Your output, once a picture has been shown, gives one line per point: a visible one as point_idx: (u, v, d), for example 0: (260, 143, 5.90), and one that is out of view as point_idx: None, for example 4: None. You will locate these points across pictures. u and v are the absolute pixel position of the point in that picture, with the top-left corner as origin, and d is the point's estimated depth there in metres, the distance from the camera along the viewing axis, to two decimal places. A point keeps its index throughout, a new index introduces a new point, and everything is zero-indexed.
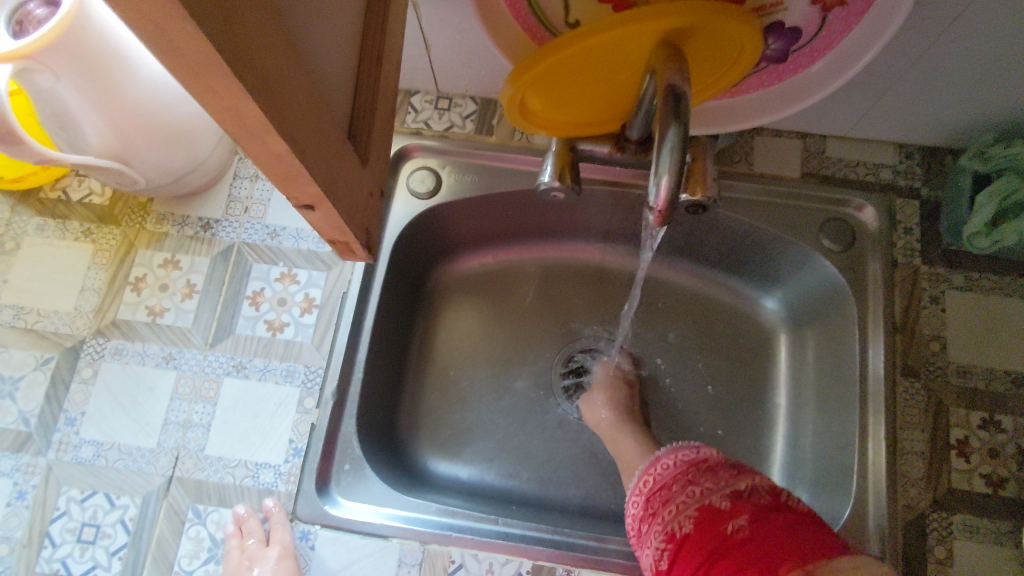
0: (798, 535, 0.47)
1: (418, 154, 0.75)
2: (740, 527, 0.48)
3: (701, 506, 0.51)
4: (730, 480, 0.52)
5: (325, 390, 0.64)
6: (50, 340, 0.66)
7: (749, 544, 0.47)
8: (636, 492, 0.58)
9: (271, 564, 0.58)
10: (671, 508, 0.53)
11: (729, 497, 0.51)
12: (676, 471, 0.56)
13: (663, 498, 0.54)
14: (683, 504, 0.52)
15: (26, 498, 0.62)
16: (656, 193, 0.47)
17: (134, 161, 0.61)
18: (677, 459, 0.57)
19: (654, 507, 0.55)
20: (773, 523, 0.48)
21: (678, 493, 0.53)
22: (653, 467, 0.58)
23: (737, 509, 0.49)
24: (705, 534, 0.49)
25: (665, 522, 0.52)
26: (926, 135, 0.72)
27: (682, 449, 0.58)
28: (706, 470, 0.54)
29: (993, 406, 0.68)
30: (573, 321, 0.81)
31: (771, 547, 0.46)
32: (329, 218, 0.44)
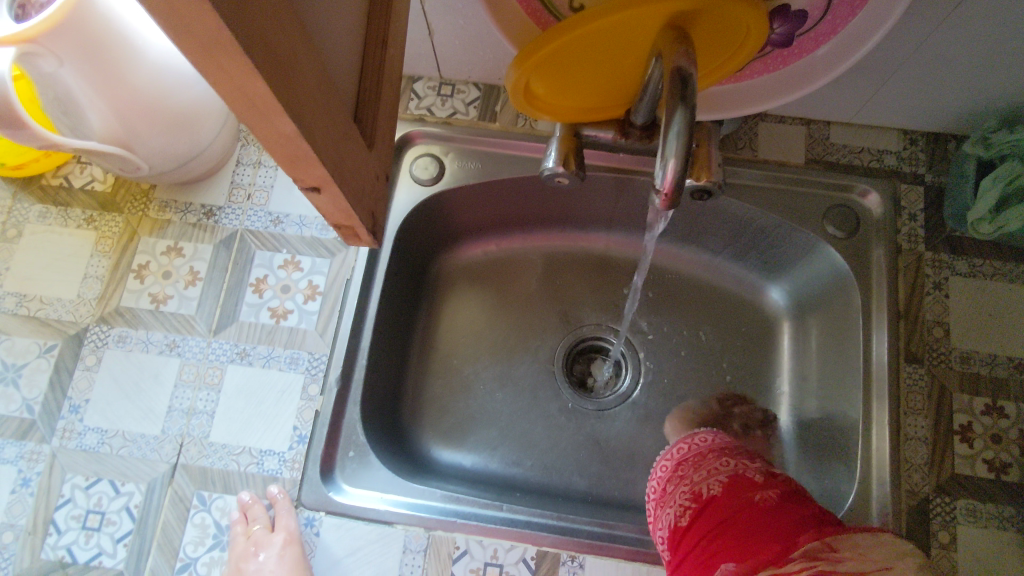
0: (823, 514, 0.47)
1: (421, 140, 0.75)
2: (767, 496, 0.49)
3: (732, 474, 0.52)
4: (765, 462, 0.53)
5: (330, 376, 0.64)
6: (53, 327, 0.66)
7: (772, 509, 0.47)
8: (667, 458, 0.59)
9: (276, 550, 0.59)
10: (701, 471, 0.54)
11: (761, 473, 0.51)
12: (715, 446, 0.57)
13: (696, 463, 0.55)
14: (716, 469, 0.53)
15: (30, 485, 0.62)
16: (662, 176, 0.47)
17: (138, 149, 0.61)
18: (716, 438, 0.58)
19: (684, 470, 0.56)
20: (799, 502, 0.48)
21: (712, 461, 0.55)
22: (688, 439, 0.60)
23: (766, 483, 0.50)
24: (731, 496, 0.50)
25: (692, 483, 0.53)
26: (930, 121, 0.72)
27: (723, 434, 0.59)
28: (746, 452, 0.55)
29: (996, 392, 0.68)
30: (576, 308, 0.81)
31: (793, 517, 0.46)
32: (335, 201, 0.43)
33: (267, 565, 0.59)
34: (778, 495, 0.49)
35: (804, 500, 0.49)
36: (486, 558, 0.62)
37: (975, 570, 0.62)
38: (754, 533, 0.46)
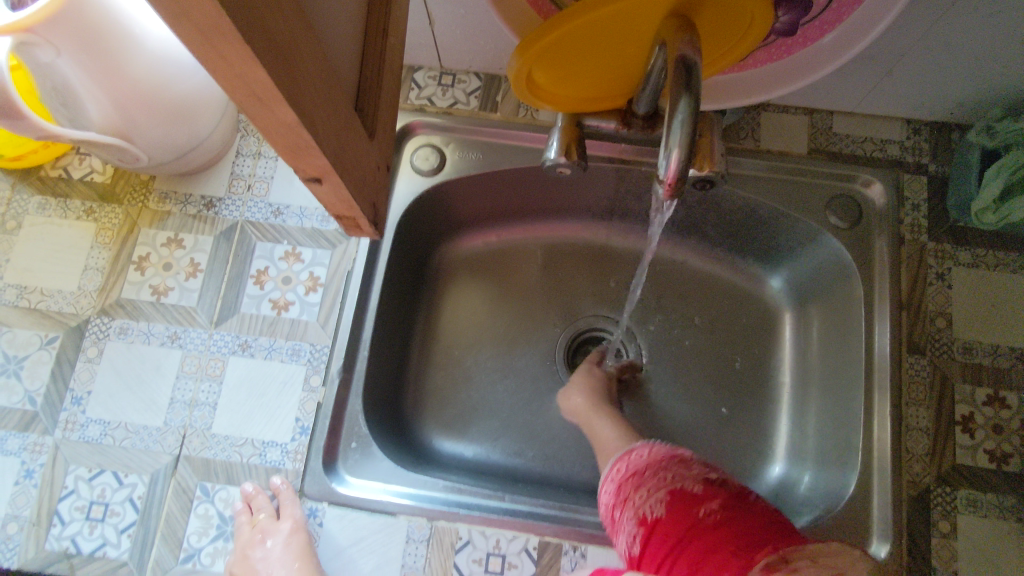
0: (767, 522, 0.48)
1: (422, 131, 0.74)
2: (712, 510, 0.49)
3: (673, 490, 0.52)
4: (699, 469, 0.54)
5: (332, 367, 0.65)
6: (54, 319, 0.66)
7: (721, 525, 0.48)
8: (607, 480, 0.58)
9: (283, 537, 0.59)
10: (641, 492, 0.53)
11: (701, 482, 0.52)
12: (647, 459, 0.56)
13: (635, 482, 0.54)
14: (654, 488, 0.53)
15: (34, 477, 0.62)
16: (666, 165, 0.47)
17: (137, 139, 0.60)
18: (649, 449, 0.58)
19: (626, 491, 0.55)
20: (744, 509, 0.49)
21: (649, 478, 0.54)
22: (624, 456, 0.58)
23: (708, 494, 0.50)
24: (678, 517, 0.50)
25: (636, 506, 0.53)
26: (934, 110, 0.71)
27: (656, 443, 0.59)
28: (679, 460, 0.55)
29: (998, 382, 0.68)
30: (578, 300, 0.80)
31: (743, 529, 0.47)
32: (336, 192, 0.43)
33: (273, 553, 0.58)
34: (722, 508, 0.49)
35: (749, 507, 0.49)
36: (489, 548, 0.61)
37: (975, 559, 0.63)
38: (708, 552, 0.46)
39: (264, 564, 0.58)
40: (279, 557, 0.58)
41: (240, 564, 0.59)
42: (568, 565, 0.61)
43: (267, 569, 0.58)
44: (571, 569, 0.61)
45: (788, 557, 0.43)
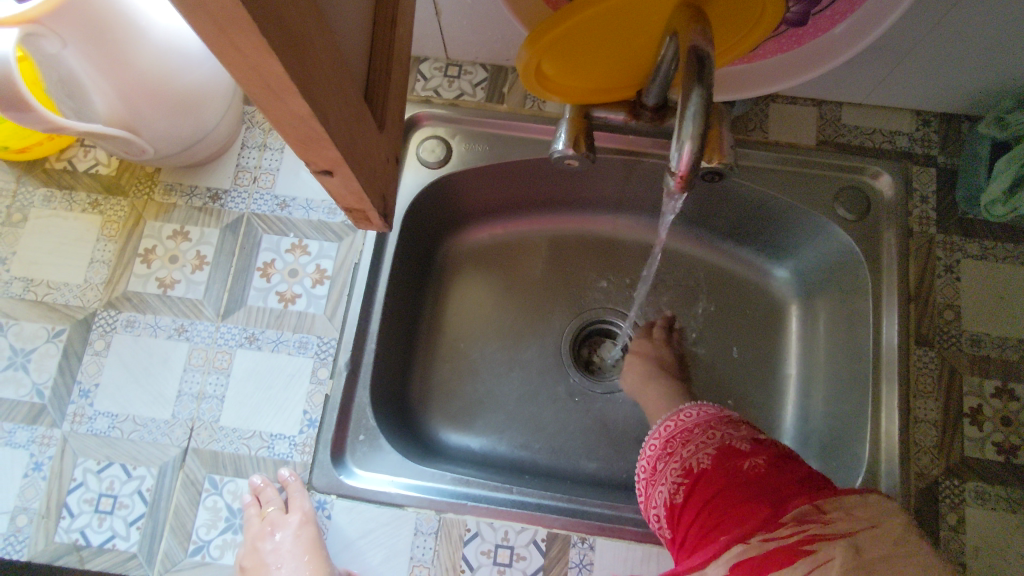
0: (810, 476, 0.49)
1: (427, 122, 0.74)
2: (756, 463, 0.50)
3: (722, 445, 0.54)
4: (748, 428, 0.56)
5: (339, 359, 0.64)
6: (61, 312, 0.66)
7: (762, 475, 0.49)
8: (655, 436, 0.61)
9: (292, 530, 0.59)
10: (690, 447, 0.56)
11: (749, 440, 0.53)
12: (699, 419, 0.59)
13: (684, 439, 0.57)
14: (702, 443, 0.55)
15: (42, 469, 0.62)
16: (678, 158, 0.47)
17: (143, 131, 0.60)
18: (699, 411, 0.60)
19: (672, 447, 0.57)
20: (787, 465, 0.50)
21: (699, 435, 0.56)
22: (675, 416, 0.61)
23: (754, 449, 0.52)
24: (722, 467, 0.51)
25: (682, 458, 0.55)
26: (943, 102, 0.71)
27: (707, 406, 0.61)
28: (728, 421, 0.57)
29: (1007, 375, 0.68)
30: (584, 292, 0.80)
31: (783, 481, 0.48)
32: (347, 184, 0.43)
33: (283, 545, 0.59)
34: (767, 462, 0.51)
35: (791, 463, 0.51)
36: (497, 541, 0.61)
37: (983, 551, 0.63)
38: (745, 499, 0.48)
39: (275, 556, 0.59)
40: (289, 549, 0.59)
41: (251, 557, 0.60)
42: (576, 558, 0.61)
43: (278, 561, 0.59)
44: (578, 562, 0.61)
45: (822, 508, 0.45)
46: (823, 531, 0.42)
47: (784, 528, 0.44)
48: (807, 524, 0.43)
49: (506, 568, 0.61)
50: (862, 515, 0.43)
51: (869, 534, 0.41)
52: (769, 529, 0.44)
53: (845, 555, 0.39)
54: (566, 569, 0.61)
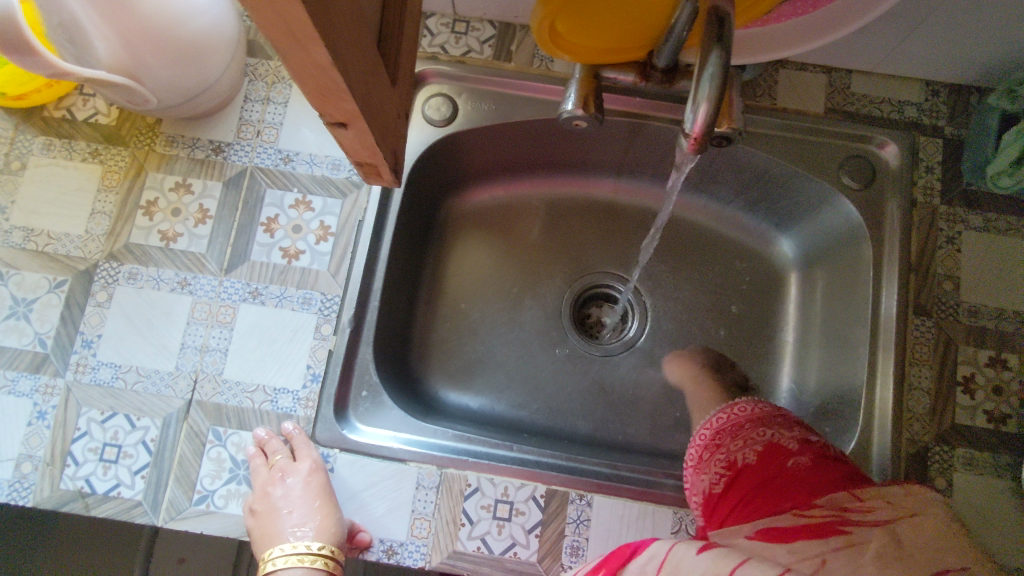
0: (856, 476, 0.50)
1: (434, 80, 0.72)
2: (801, 462, 0.52)
3: (769, 442, 0.55)
4: (800, 424, 0.56)
5: (343, 316, 0.66)
6: (62, 263, 0.66)
7: (805, 474, 0.51)
8: (705, 426, 0.62)
9: (303, 476, 0.61)
10: (737, 440, 0.56)
11: (799, 440, 0.54)
12: (749, 413, 0.60)
13: (733, 433, 0.58)
14: (751, 439, 0.56)
15: (46, 418, 0.62)
16: (693, 120, 0.47)
17: (145, 79, 0.59)
18: (756, 407, 0.60)
19: (721, 439, 0.58)
20: (831, 469, 0.51)
21: (749, 431, 0.57)
22: (728, 407, 0.62)
23: (802, 451, 0.53)
24: (767, 463, 0.53)
25: (728, 451, 0.56)
26: (955, 71, 0.71)
27: (764, 402, 0.62)
28: (779, 419, 0.58)
29: (1001, 345, 0.68)
30: (585, 257, 0.81)
31: (824, 486, 0.49)
32: (361, 137, 0.43)
33: (293, 491, 0.60)
34: (813, 461, 0.52)
35: (839, 461, 0.52)
36: (497, 496, 0.62)
37: (969, 515, 0.63)
38: (789, 493, 0.49)
39: (285, 501, 0.60)
40: (299, 495, 0.60)
41: (261, 501, 0.61)
42: (574, 513, 0.62)
43: (288, 506, 0.60)
44: (576, 518, 0.62)
45: (862, 500, 0.47)
46: (859, 518, 0.46)
47: (819, 509, 0.47)
48: (842, 510, 0.47)
49: (504, 522, 0.62)
50: (898, 504, 0.47)
51: (905, 522, 0.45)
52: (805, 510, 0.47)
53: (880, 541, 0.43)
54: (563, 525, 0.62)
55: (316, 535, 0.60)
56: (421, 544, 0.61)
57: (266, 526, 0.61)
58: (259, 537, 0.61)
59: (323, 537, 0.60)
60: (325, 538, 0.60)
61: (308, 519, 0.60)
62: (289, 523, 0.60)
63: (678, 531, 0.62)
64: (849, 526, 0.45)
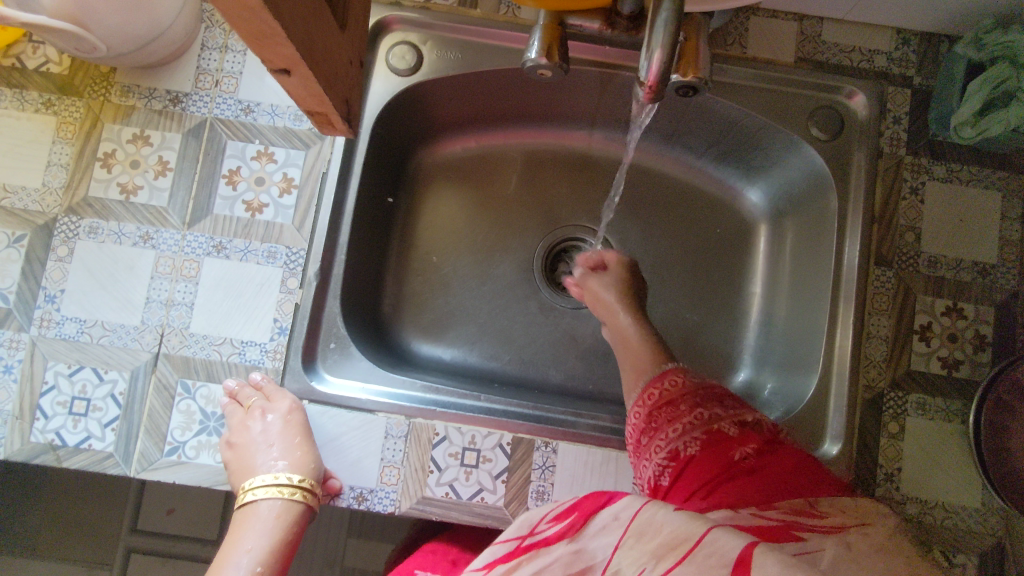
0: (799, 464, 0.53)
1: (397, 27, 0.70)
2: (746, 453, 0.54)
3: (709, 429, 0.57)
4: (733, 408, 0.59)
5: (309, 270, 0.66)
6: (19, 217, 0.64)
7: (752, 464, 0.53)
8: (639, 404, 0.63)
9: (282, 414, 0.62)
10: (676, 426, 0.58)
11: (737, 425, 0.57)
12: (685, 393, 0.61)
13: (669, 416, 0.59)
14: (689, 425, 0.58)
15: (13, 372, 0.62)
16: (647, 67, 0.46)
17: (92, 26, 0.56)
18: (686, 380, 0.62)
19: (658, 423, 0.60)
20: (776, 456, 0.54)
21: (686, 413, 0.59)
22: (658, 381, 0.63)
23: (742, 437, 0.56)
24: (712, 454, 0.55)
25: (668, 439, 0.57)
26: (925, 18, 0.70)
27: (691, 373, 0.63)
28: (715, 398, 0.60)
29: (958, 294, 0.69)
30: (557, 210, 0.81)
31: (773, 472, 0.52)
32: (307, 85, 0.42)
33: (273, 427, 0.62)
34: (757, 450, 0.54)
35: (780, 450, 0.55)
36: (465, 444, 0.64)
37: (919, 457, 0.66)
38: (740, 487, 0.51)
39: (264, 437, 0.61)
40: (279, 431, 0.62)
41: (238, 435, 0.62)
42: (539, 460, 0.64)
43: (267, 441, 0.61)
44: (541, 464, 0.64)
45: (814, 503, 0.48)
46: (815, 523, 0.45)
47: (775, 511, 0.46)
48: (799, 513, 0.46)
49: (472, 469, 0.63)
50: (854, 514, 0.46)
51: (861, 532, 0.43)
52: (763, 507, 0.47)
53: (835, 548, 0.41)
54: (529, 471, 0.64)
55: (294, 469, 0.61)
56: (390, 491, 0.62)
57: (244, 460, 0.63)
58: (238, 470, 0.62)
59: (302, 471, 0.61)
60: (303, 473, 0.61)
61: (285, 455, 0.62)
62: (267, 458, 0.62)
63: None
64: (804, 531, 0.43)
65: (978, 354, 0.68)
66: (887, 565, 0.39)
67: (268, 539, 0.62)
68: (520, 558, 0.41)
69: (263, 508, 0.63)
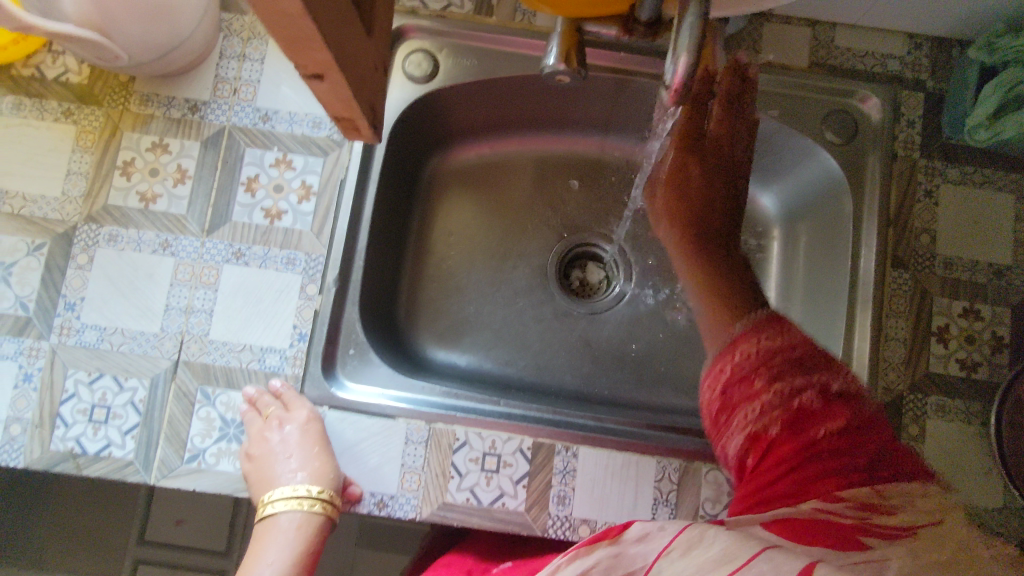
0: (881, 448, 0.46)
1: (414, 35, 0.71)
2: (829, 435, 0.46)
3: (792, 409, 0.48)
4: (818, 370, 0.50)
5: (328, 276, 0.66)
6: (39, 226, 0.65)
7: (833, 446, 0.46)
8: (711, 377, 0.53)
9: (299, 424, 0.62)
10: (754, 406, 0.49)
11: (821, 397, 0.48)
12: (760, 361, 0.51)
13: (745, 392, 0.50)
14: (768, 405, 0.48)
15: (33, 380, 0.62)
16: (672, 72, 0.47)
17: (114, 36, 0.57)
18: (761, 347, 0.52)
19: (733, 398, 0.51)
20: (859, 436, 0.46)
21: (766, 394, 0.49)
22: (730, 352, 0.53)
23: (826, 410, 0.47)
24: (795, 438, 0.47)
25: (745, 420, 0.49)
26: (937, 22, 0.70)
27: (765, 330, 0.53)
28: (797, 364, 0.50)
29: (975, 296, 0.69)
30: (572, 216, 0.81)
31: (856, 458, 0.45)
32: (336, 91, 0.43)
33: (291, 437, 0.61)
34: (842, 430, 0.46)
35: (865, 424, 0.47)
36: (485, 449, 0.64)
37: (939, 459, 0.66)
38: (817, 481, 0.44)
39: (283, 447, 0.60)
40: (297, 441, 0.61)
41: (257, 446, 0.62)
42: (560, 464, 0.64)
43: (286, 452, 0.60)
44: (562, 469, 0.64)
45: (883, 493, 0.43)
46: (886, 522, 0.41)
47: (842, 504, 0.42)
48: (866, 507, 0.42)
49: (492, 474, 0.63)
50: (925, 509, 0.42)
51: (929, 530, 0.40)
52: (827, 498, 0.43)
53: (902, 559, 0.38)
54: (550, 476, 0.63)
55: (313, 479, 0.61)
56: (411, 496, 0.62)
57: (263, 471, 0.62)
58: (257, 482, 0.62)
59: (321, 482, 0.61)
60: (323, 483, 0.61)
61: (303, 465, 0.61)
62: (286, 468, 0.61)
63: (661, 480, 0.64)
64: (871, 535, 0.40)
65: (996, 356, 0.68)
66: (956, 570, 0.37)
67: (290, 552, 0.61)
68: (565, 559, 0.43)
69: (284, 520, 0.62)
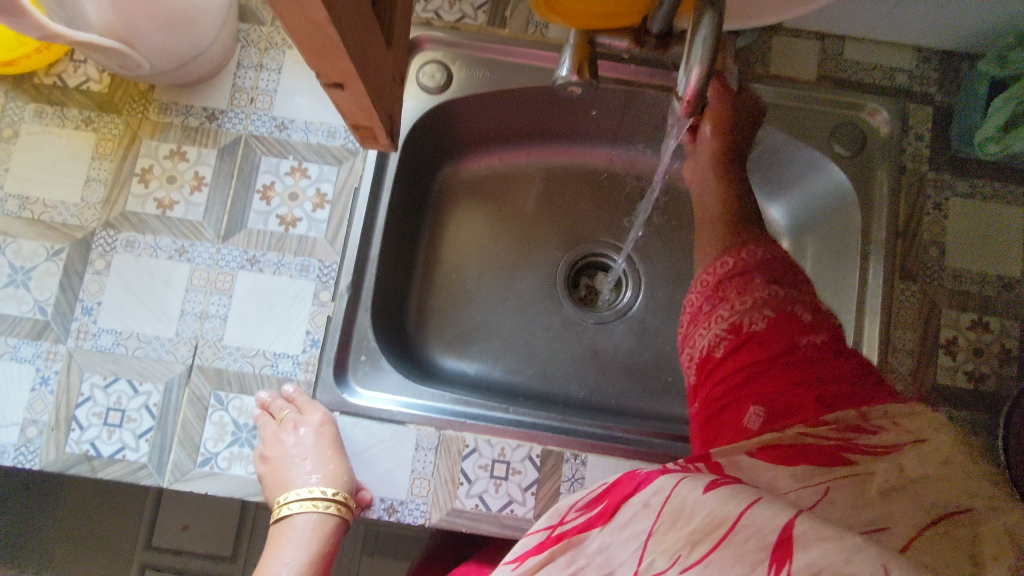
0: (862, 369, 0.52)
1: (428, 46, 0.72)
2: (813, 343, 0.53)
3: (778, 308, 0.55)
4: (807, 291, 0.58)
5: (341, 283, 0.67)
6: (59, 231, 0.66)
7: (816, 356, 0.52)
8: (707, 273, 0.61)
9: (315, 427, 0.63)
10: (746, 299, 0.56)
11: (812, 312, 0.56)
12: (756, 264, 0.59)
13: (739, 287, 0.58)
14: (758, 300, 0.56)
15: (50, 383, 0.63)
16: (685, 83, 0.48)
17: (137, 45, 0.58)
18: (760, 253, 0.60)
19: (725, 291, 0.58)
20: (841, 355, 0.53)
21: (757, 288, 0.57)
22: (731, 250, 0.61)
23: (812, 325, 0.55)
24: (779, 334, 0.54)
25: (733, 311, 0.56)
26: (945, 36, 0.71)
27: (762, 244, 0.61)
28: (789, 278, 0.58)
29: (983, 309, 0.70)
30: (580, 226, 0.82)
31: (834, 371, 0.51)
32: (356, 99, 0.43)
33: (306, 440, 0.63)
34: (824, 344, 0.53)
35: (845, 349, 0.54)
36: (494, 456, 0.64)
37: None
38: (792, 379, 0.51)
39: (298, 450, 0.62)
40: (312, 445, 0.63)
41: (272, 449, 0.63)
42: (569, 472, 0.64)
43: (301, 454, 0.63)
44: (570, 476, 0.64)
45: (867, 415, 0.46)
46: (866, 441, 0.43)
47: (825, 426, 0.45)
48: (853, 429, 0.45)
49: (502, 480, 0.63)
50: (909, 429, 0.44)
51: (915, 452, 0.42)
52: (811, 424, 0.46)
53: (886, 473, 0.40)
54: (558, 483, 0.64)
55: (328, 482, 0.63)
56: (421, 502, 0.62)
57: (278, 473, 0.63)
58: (272, 484, 0.63)
59: (335, 485, 0.63)
60: (337, 486, 0.63)
61: (319, 467, 0.63)
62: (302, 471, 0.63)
63: None
64: (855, 454, 0.42)
65: (1005, 368, 0.68)
66: (944, 493, 0.38)
67: (306, 551, 0.64)
68: (552, 551, 0.37)
69: (299, 521, 0.65)
